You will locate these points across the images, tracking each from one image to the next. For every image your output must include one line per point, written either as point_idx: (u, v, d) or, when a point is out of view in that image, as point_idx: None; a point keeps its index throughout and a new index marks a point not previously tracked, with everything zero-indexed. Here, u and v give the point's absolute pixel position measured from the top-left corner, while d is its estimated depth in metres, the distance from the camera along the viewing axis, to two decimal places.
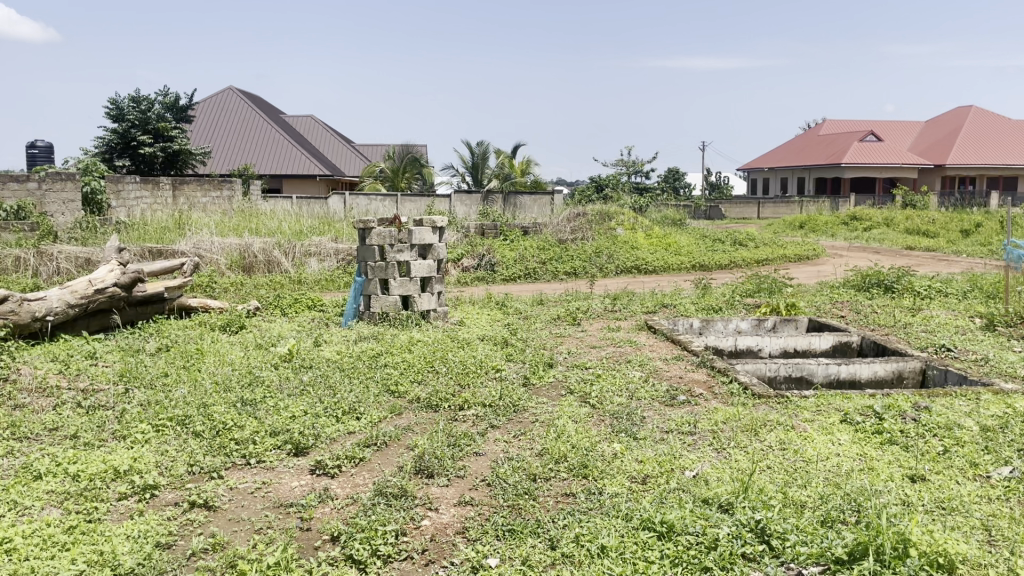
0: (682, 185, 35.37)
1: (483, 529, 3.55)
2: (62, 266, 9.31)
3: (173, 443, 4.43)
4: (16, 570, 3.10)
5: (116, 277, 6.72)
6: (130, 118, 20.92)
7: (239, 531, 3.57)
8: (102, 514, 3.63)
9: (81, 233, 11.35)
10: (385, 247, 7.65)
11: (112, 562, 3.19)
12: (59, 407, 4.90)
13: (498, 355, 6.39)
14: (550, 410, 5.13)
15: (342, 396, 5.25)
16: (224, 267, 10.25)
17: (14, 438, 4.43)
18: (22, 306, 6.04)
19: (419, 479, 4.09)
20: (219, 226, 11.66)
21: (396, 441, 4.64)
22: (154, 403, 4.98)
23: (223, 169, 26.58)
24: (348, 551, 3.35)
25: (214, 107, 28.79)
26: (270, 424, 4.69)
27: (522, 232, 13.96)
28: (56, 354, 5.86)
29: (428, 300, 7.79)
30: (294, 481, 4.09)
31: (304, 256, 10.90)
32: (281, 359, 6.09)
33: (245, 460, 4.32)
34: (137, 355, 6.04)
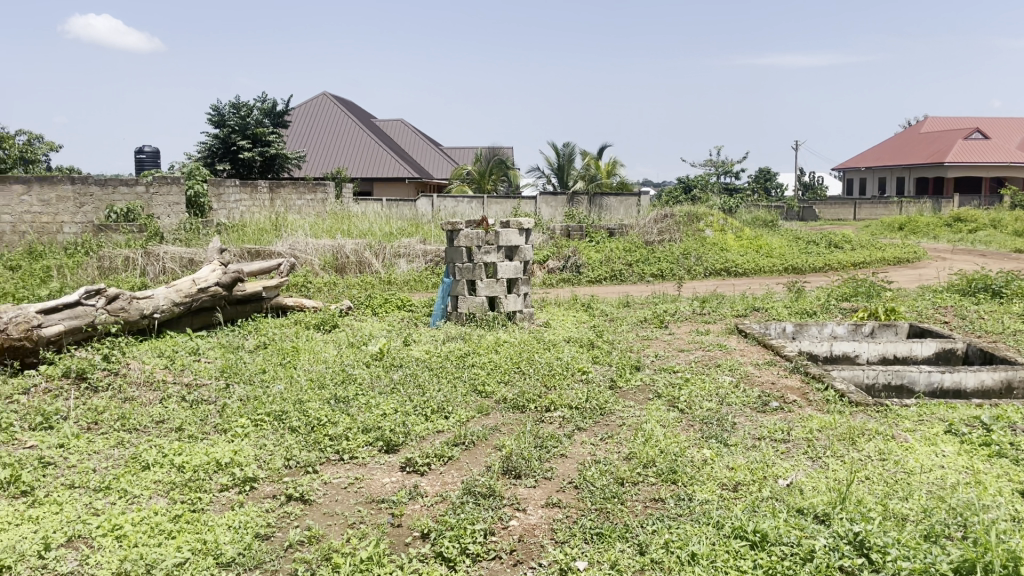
0: (773, 185, 34.44)
1: (571, 531, 3.54)
2: (168, 266, 9.75)
3: (271, 438, 4.59)
4: (126, 556, 3.27)
5: (218, 277, 7.04)
6: (231, 123, 21.79)
7: (333, 525, 3.67)
8: (205, 504, 3.79)
9: (185, 235, 11.87)
10: (472, 248, 7.73)
11: (215, 551, 3.34)
12: (166, 400, 5.14)
13: (585, 358, 6.37)
14: (637, 414, 5.08)
15: (432, 394, 5.35)
16: (318, 267, 10.52)
17: (124, 430, 4.67)
18: (132, 304, 6.29)
19: (507, 479, 4.12)
20: (313, 228, 12.00)
21: (484, 441, 4.67)
22: (253, 399, 5.16)
23: (316, 173, 27.31)
24: (439, 549, 3.40)
25: (309, 112, 29.64)
26: (363, 421, 4.81)
27: (608, 233, 13.87)
28: (162, 350, 6.16)
29: (514, 301, 7.82)
30: (385, 478, 4.18)
31: (394, 257, 11.14)
32: (372, 358, 6.23)
33: (339, 456, 4.44)
34: (237, 352, 6.29)
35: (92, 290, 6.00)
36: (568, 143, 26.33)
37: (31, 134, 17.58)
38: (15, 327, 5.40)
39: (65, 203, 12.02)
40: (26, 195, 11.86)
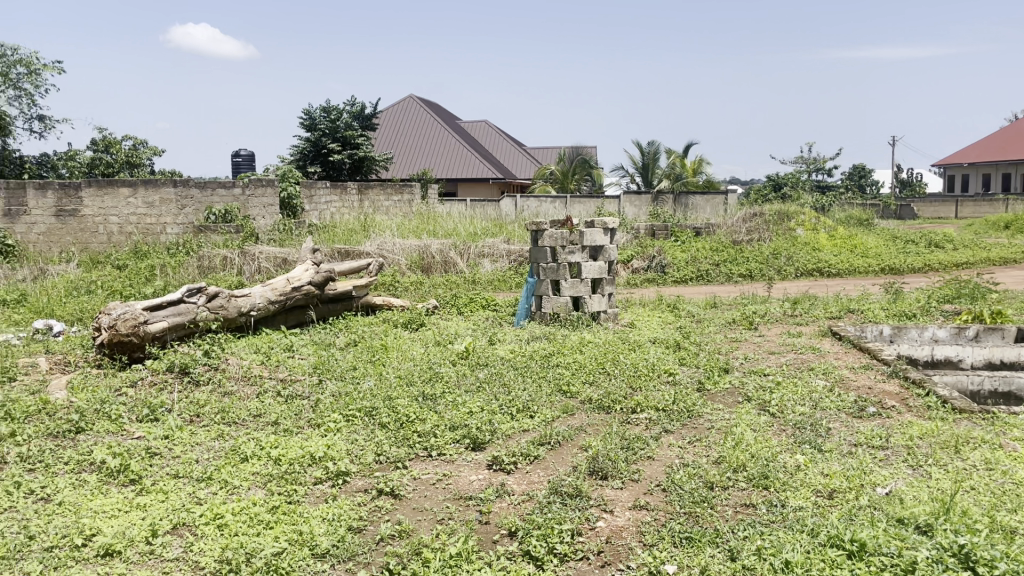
0: (868, 183, 33.25)
1: (660, 535, 3.50)
2: (263, 265, 10.10)
3: (362, 433, 4.70)
4: (227, 544, 3.41)
5: (311, 276, 7.28)
6: (322, 127, 22.40)
7: (423, 520, 3.74)
8: (300, 496, 3.91)
9: (279, 235, 12.28)
10: (556, 249, 7.73)
11: (310, 542, 3.45)
12: (262, 395, 5.33)
13: (672, 359, 6.29)
14: (727, 417, 4.98)
15: (517, 393, 5.37)
16: (405, 267, 10.71)
17: (224, 423, 4.87)
18: (231, 302, 6.54)
19: (594, 480, 4.11)
20: (400, 229, 12.23)
21: (570, 441, 4.67)
22: (345, 395, 5.30)
23: (402, 174, 27.82)
24: (527, 547, 3.41)
25: (396, 115, 30.21)
26: (450, 418, 4.88)
27: (694, 233, 13.65)
28: (259, 346, 6.38)
29: (599, 302, 7.78)
30: (472, 475, 4.22)
31: (478, 257, 11.25)
32: (458, 356, 6.30)
33: (427, 452, 4.51)
34: (329, 349, 6.46)
35: (194, 288, 6.26)
36: (652, 142, 26.04)
37: (136, 139, 18.46)
38: (123, 324, 5.73)
39: (168, 205, 12.56)
40: (132, 197, 12.46)
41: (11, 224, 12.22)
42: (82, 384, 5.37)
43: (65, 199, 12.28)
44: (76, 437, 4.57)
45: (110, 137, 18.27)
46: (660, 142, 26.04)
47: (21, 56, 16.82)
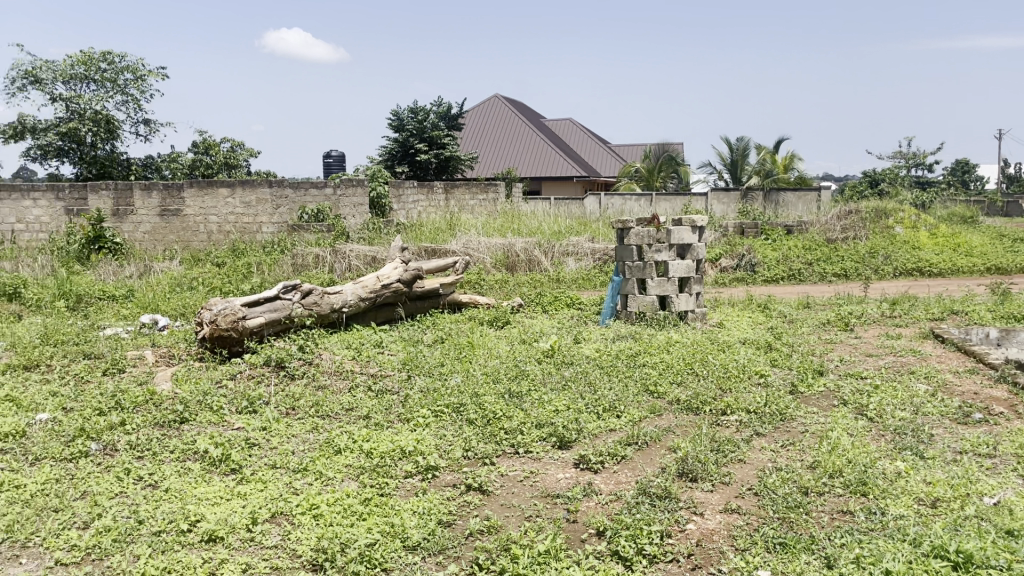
0: (972, 178, 31.67)
1: (752, 539, 3.43)
2: (353, 263, 10.35)
3: (450, 429, 4.76)
4: (323, 534, 3.50)
5: (400, 274, 7.43)
6: (409, 128, 22.81)
7: (511, 516, 3.76)
8: (392, 489, 3.99)
9: (368, 234, 12.56)
10: (643, 247, 7.65)
11: (402, 534, 3.52)
12: (354, 389, 5.47)
13: (763, 360, 6.15)
14: (822, 421, 4.84)
15: (603, 393, 5.34)
16: (490, 265, 10.79)
17: (318, 416, 5.02)
18: (324, 299, 6.72)
19: (683, 482, 4.05)
20: (485, 227, 12.34)
21: (658, 441, 4.62)
22: (433, 390, 5.39)
23: (487, 173, 28.06)
24: (615, 547, 3.39)
25: (482, 114, 30.46)
26: (536, 416, 4.89)
27: (785, 231, 13.29)
28: (350, 342, 6.55)
29: (686, 301, 7.66)
30: (559, 473, 4.22)
31: (562, 255, 11.24)
32: (544, 354, 6.32)
33: (514, 449, 4.53)
34: (417, 346, 6.58)
35: (289, 285, 6.47)
36: (741, 138, 25.48)
37: (234, 141, 19.18)
38: (223, 319, 5.97)
39: (264, 205, 13.01)
40: (230, 197, 12.95)
41: (119, 223, 12.89)
42: (186, 375, 5.63)
43: (168, 199, 12.86)
44: (181, 427, 4.78)
45: (209, 140, 19.04)
46: (749, 138, 25.45)
47: (129, 64, 17.71)
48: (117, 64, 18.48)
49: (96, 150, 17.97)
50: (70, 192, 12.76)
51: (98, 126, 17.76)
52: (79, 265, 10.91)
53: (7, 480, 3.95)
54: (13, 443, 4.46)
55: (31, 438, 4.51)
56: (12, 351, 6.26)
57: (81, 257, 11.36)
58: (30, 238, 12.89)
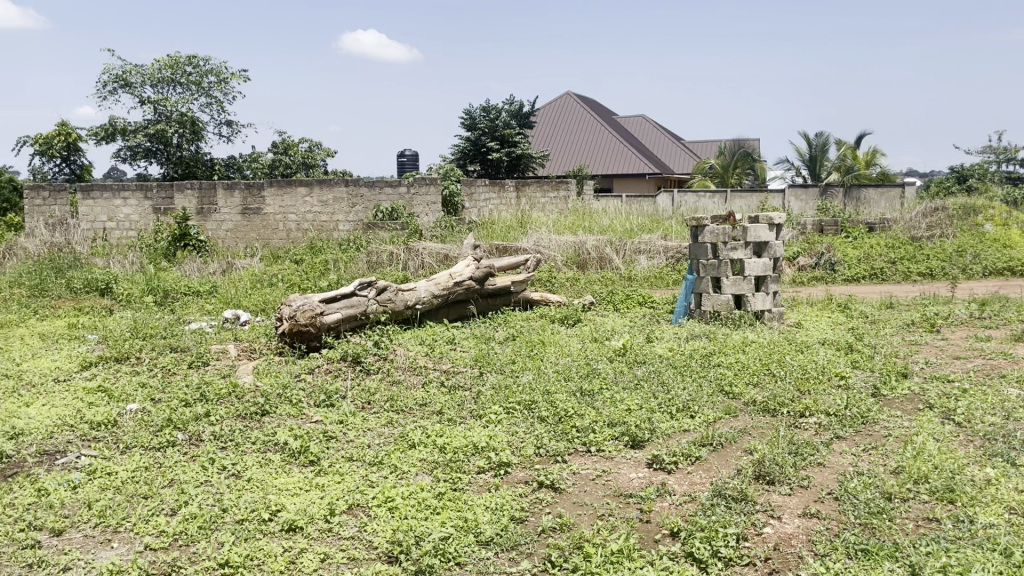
0: None
1: (832, 545, 3.34)
2: (426, 261, 10.46)
3: (522, 426, 4.78)
4: (398, 527, 3.56)
5: (472, 271, 7.49)
6: (481, 126, 22.99)
7: (584, 514, 3.75)
8: (465, 484, 4.03)
9: (441, 232, 12.70)
10: (718, 245, 7.52)
11: (475, 529, 3.54)
12: (427, 385, 5.55)
13: (843, 362, 5.97)
14: (906, 425, 4.68)
15: (677, 393, 5.27)
16: (561, 263, 10.77)
17: (393, 410, 5.10)
18: (398, 295, 6.83)
19: (760, 484, 3.97)
20: (556, 225, 12.32)
21: (733, 443, 4.54)
22: (505, 387, 5.42)
23: (558, 171, 28.02)
24: (690, 549, 3.35)
25: (553, 112, 30.42)
26: (608, 415, 4.87)
27: (867, 229, 12.88)
28: (423, 339, 6.64)
29: (763, 301, 7.48)
30: (632, 473, 4.19)
31: (634, 253, 11.15)
32: (616, 353, 6.28)
33: (586, 447, 4.52)
34: (489, 343, 6.62)
35: (365, 282, 6.60)
36: (820, 133, 24.82)
37: (312, 142, 19.64)
38: (302, 315, 6.13)
39: (340, 203, 13.30)
40: (308, 196, 13.27)
41: (204, 221, 13.36)
42: (267, 369, 5.80)
43: (249, 198, 13.26)
44: (262, 419, 4.93)
45: (288, 140, 19.55)
46: (829, 134, 24.77)
47: (213, 67, 18.33)
48: (202, 68, 19.14)
49: (181, 150, 18.66)
50: (157, 191, 13.28)
51: (184, 128, 18.44)
52: (165, 262, 11.35)
53: (100, 467, 4.13)
54: (106, 431, 4.67)
55: (123, 427, 4.72)
56: (105, 343, 6.56)
57: (167, 254, 11.81)
58: (120, 236, 13.46)
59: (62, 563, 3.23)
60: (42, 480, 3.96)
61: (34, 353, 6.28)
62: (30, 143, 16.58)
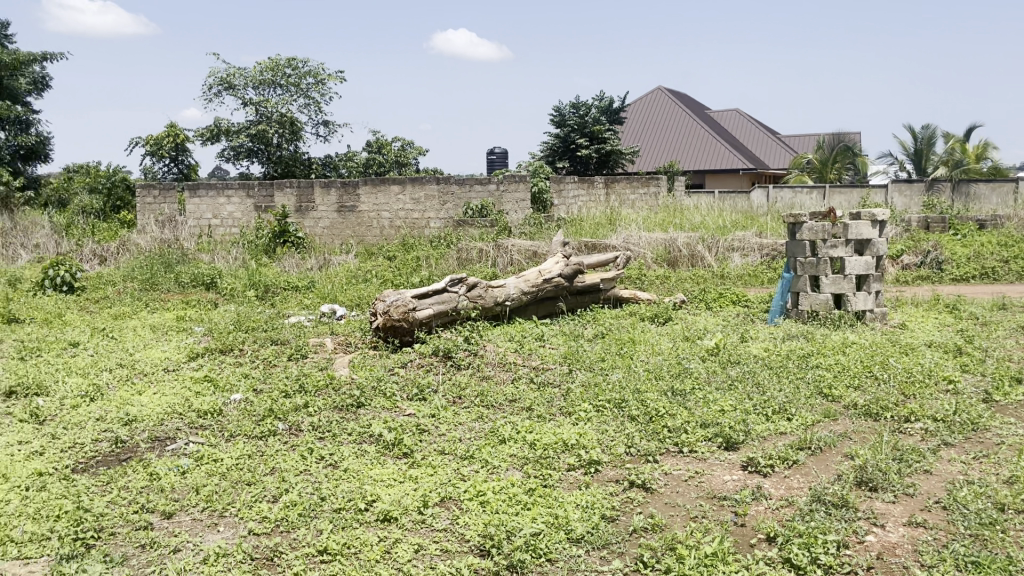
0: None
1: (940, 556, 3.20)
2: (515, 257, 10.51)
3: (613, 424, 4.74)
4: (490, 521, 3.59)
5: (561, 269, 7.48)
6: (571, 123, 22.95)
7: (676, 516, 3.70)
8: (555, 481, 4.03)
9: (530, 229, 12.74)
10: (817, 242, 7.29)
11: (566, 526, 3.54)
12: (517, 381, 5.58)
13: (951, 365, 5.69)
14: (1021, 433, 4.43)
15: (772, 394, 5.13)
16: (651, 260, 10.65)
17: (483, 405, 5.15)
18: (488, 292, 6.89)
19: (861, 491, 3.83)
20: (646, 222, 12.19)
21: (833, 447, 4.39)
22: (595, 385, 5.39)
23: (648, 168, 27.71)
24: (787, 555, 3.26)
25: (644, 107, 30.07)
26: (700, 415, 4.78)
27: (977, 226, 12.24)
28: (512, 335, 6.68)
29: (864, 300, 7.21)
30: (726, 475, 4.11)
31: (727, 251, 10.92)
32: (709, 352, 6.17)
33: (678, 447, 4.45)
34: (578, 340, 6.61)
35: (455, 278, 6.67)
36: (926, 126, 23.73)
37: (404, 141, 20.00)
38: (395, 310, 6.24)
39: (432, 201, 13.50)
40: (401, 194, 13.52)
41: (302, 218, 13.80)
42: (362, 362, 5.95)
43: (345, 196, 13.61)
44: (358, 411, 5.06)
45: (382, 139, 19.97)
46: (936, 127, 23.65)
47: (311, 69, 18.89)
48: (301, 69, 19.75)
49: (281, 150, 19.32)
50: (258, 190, 13.79)
51: (284, 128, 19.06)
52: (265, 257, 11.77)
53: (207, 454, 4.32)
54: (212, 420, 4.88)
55: (227, 416, 4.92)
56: (211, 335, 6.86)
57: (268, 250, 12.25)
58: (224, 232, 14.04)
59: (172, 544, 3.39)
60: (154, 465, 4.17)
61: (146, 344, 6.62)
62: (142, 144, 17.47)
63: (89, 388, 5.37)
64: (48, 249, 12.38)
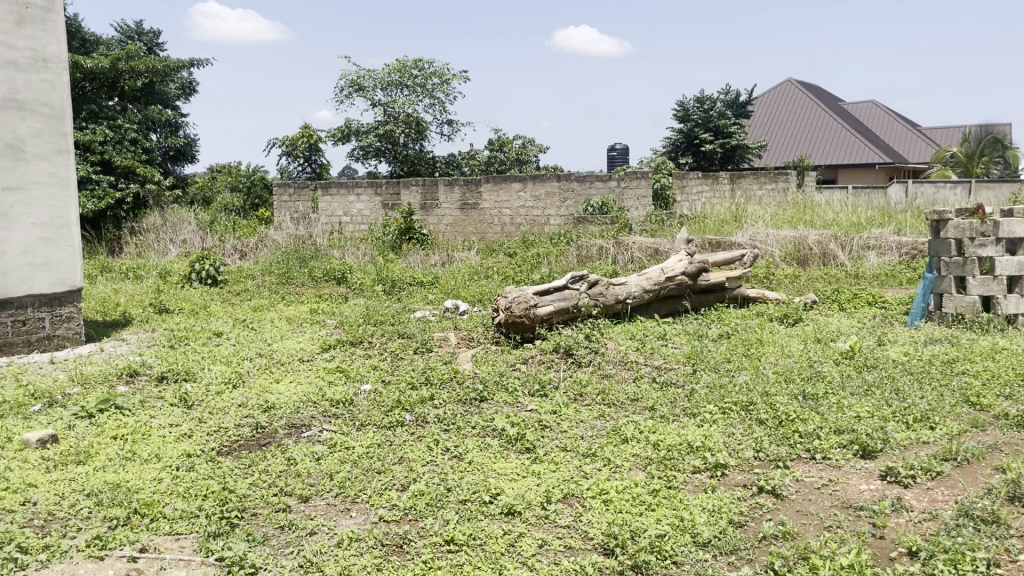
0: None
1: None
2: (636, 255, 10.39)
3: (739, 428, 4.61)
4: (614, 520, 3.57)
5: (685, 267, 7.34)
6: (695, 118, 22.45)
7: (809, 524, 3.56)
8: (680, 483, 3.96)
9: (651, 226, 12.58)
10: (964, 241, 6.85)
11: (692, 529, 3.47)
12: (639, 380, 5.51)
13: None
14: None
15: (914, 401, 4.85)
16: (779, 259, 10.30)
17: (605, 403, 5.12)
18: (609, 290, 6.84)
19: (1014, 508, 3.57)
20: (774, 219, 11.80)
21: (981, 459, 4.11)
22: (720, 387, 5.25)
23: (776, 163, 26.81)
24: (931, 570, 3.07)
25: (773, 100, 29.10)
26: (834, 421, 4.58)
27: None
28: (634, 333, 6.61)
29: (1016, 303, 6.73)
30: (863, 484, 3.92)
31: (863, 249, 10.41)
32: (843, 356, 5.90)
33: (810, 454, 4.28)
34: (702, 340, 6.46)
35: (577, 275, 6.66)
36: None
37: (526, 139, 20.16)
38: (518, 307, 6.29)
39: (552, 198, 13.53)
40: (522, 191, 13.63)
41: (426, 216, 14.16)
42: (484, 357, 6.04)
43: (468, 193, 13.86)
44: (481, 405, 5.14)
45: (504, 137, 20.20)
46: None
47: (437, 69, 19.33)
48: (427, 70, 20.22)
49: (407, 149, 19.88)
50: (386, 188, 14.24)
51: (410, 128, 19.56)
52: (392, 253, 12.16)
53: (339, 441, 4.49)
54: (344, 409, 5.08)
55: (358, 406, 5.11)
56: (342, 328, 7.14)
57: (394, 246, 12.64)
58: (353, 229, 14.58)
59: (309, 527, 3.55)
60: (291, 450, 4.38)
61: (283, 335, 6.97)
62: (279, 145, 18.38)
63: (232, 375, 5.70)
64: (194, 244, 13.22)
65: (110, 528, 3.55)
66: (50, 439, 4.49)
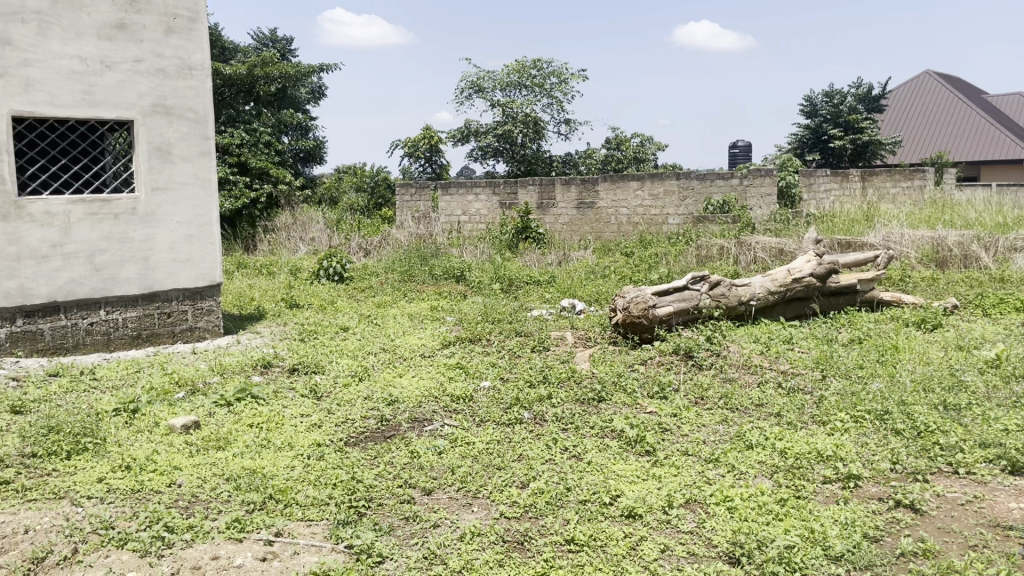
0: None
1: None
2: (759, 255, 10.06)
3: (873, 438, 4.39)
4: (739, 528, 3.46)
5: (813, 268, 7.06)
6: (823, 113, 21.62)
7: (951, 543, 3.35)
8: (809, 494, 3.80)
9: (775, 225, 12.17)
10: None
11: (823, 542, 3.33)
12: (764, 385, 5.33)
13: None
14: None
15: None
16: (916, 260, 9.75)
17: (727, 408, 4.99)
18: (732, 291, 6.66)
19: None
20: (909, 219, 11.18)
21: None
22: (852, 394, 5.01)
23: (910, 159, 25.42)
24: None
25: (908, 94, 27.61)
26: (979, 434, 4.29)
27: None
28: (758, 336, 6.41)
29: None
30: (1012, 502, 3.65)
31: (1009, 251, 9.73)
32: (988, 365, 5.52)
33: (952, 468, 4.03)
34: (832, 344, 6.19)
35: (698, 276, 6.52)
36: None
37: (644, 137, 19.94)
38: (636, 306, 6.20)
39: (671, 197, 13.29)
40: (641, 190, 13.46)
41: (543, 215, 14.22)
42: (602, 357, 6.01)
43: (585, 193, 13.82)
44: (599, 405, 5.11)
45: (622, 136, 20.04)
46: None
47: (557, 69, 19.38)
48: (546, 70, 20.31)
49: (525, 149, 20.02)
50: (504, 187, 14.39)
51: (528, 128, 19.69)
52: (509, 252, 12.27)
53: (461, 436, 4.57)
54: (464, 404, 5.16)
55: (478, 402, 5.18)
56: (461, 326, 7.26)
57: (511, 245, 12.76)
58: (472, 228, 14.79)
59: (431, 520, 3.62)
60: (414, 444, 4.48)
61: (405, 331, 7.15)
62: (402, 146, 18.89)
63: (358, 368, 5.90)
64: (322, 243, 13.69)
65: (248, 512, 3.74)
66: (193, 425, 4.77)
